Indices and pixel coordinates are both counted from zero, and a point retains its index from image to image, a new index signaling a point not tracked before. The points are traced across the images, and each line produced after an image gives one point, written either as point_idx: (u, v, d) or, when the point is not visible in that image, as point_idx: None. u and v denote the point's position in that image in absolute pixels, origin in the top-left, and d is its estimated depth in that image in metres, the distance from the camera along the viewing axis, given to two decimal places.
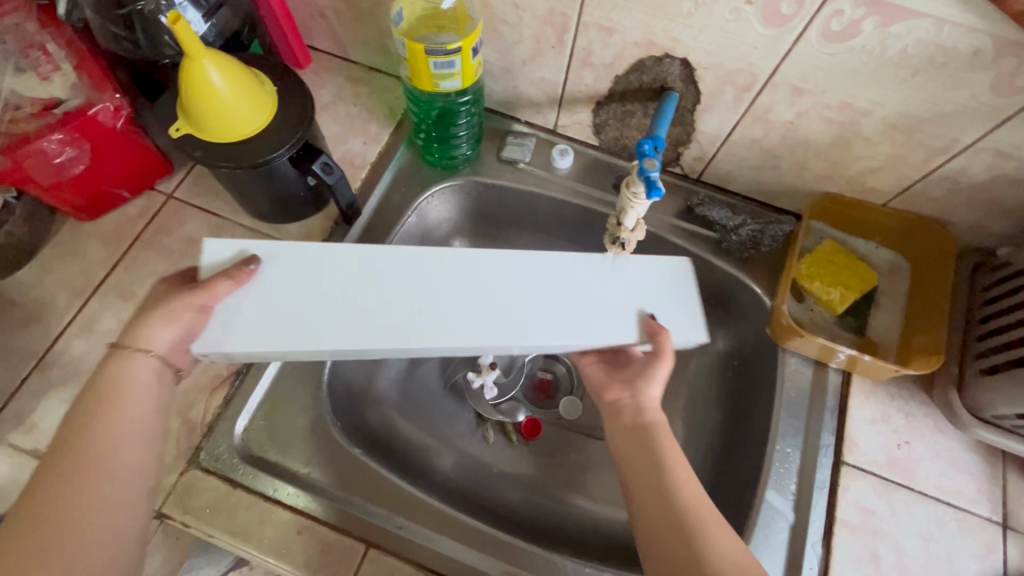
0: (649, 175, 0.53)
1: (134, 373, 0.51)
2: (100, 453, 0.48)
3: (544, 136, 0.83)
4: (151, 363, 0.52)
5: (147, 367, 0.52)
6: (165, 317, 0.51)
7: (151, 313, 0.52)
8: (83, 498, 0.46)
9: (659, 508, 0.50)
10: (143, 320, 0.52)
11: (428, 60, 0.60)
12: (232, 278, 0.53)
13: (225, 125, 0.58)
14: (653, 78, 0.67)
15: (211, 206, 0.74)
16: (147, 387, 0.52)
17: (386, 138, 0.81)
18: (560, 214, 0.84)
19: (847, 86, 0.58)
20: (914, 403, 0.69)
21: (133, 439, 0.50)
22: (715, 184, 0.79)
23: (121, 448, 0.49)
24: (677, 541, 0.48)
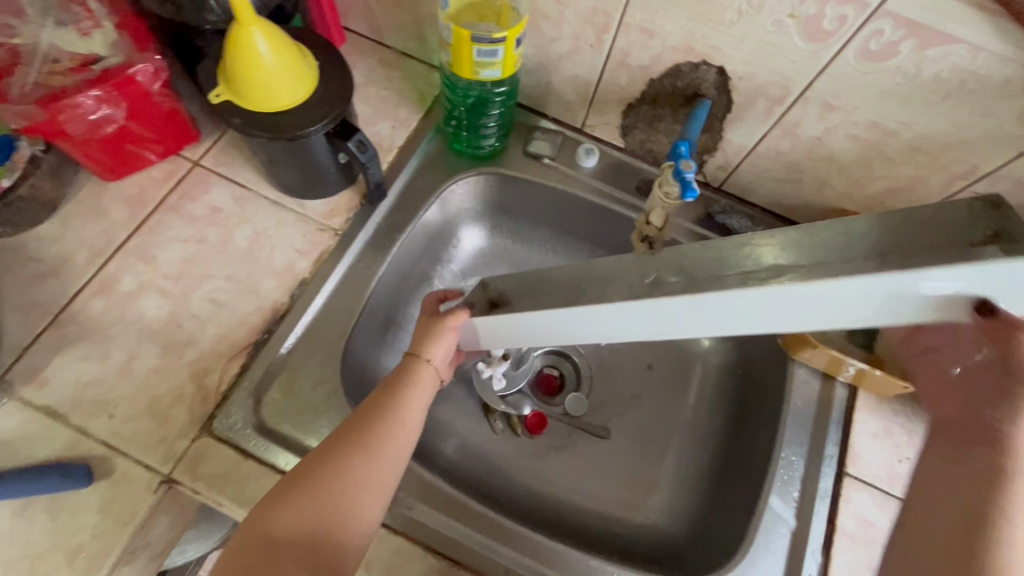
0: (685, 175, 0.54)
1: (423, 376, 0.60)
2: (396, 417, 0.56)
3: (570, 134, 0.85)
4: (432, 371, 0.61)
5: (429, 373, 0.60)
6: (438, 336, 0.60)
7: (430, 332, 0.61)
8: (373, 452, 0.53)
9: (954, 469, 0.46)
10: (427, 333, 0.61)
11: (472, 47, 0.60)
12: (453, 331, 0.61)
13: (268, 95, 0.58)
14: (687, 84, 0.68)
15: (237, 176, 0.74)
16: (427, 387, 0.60)
17: (415, 124, 0.82)
18: (582, 214, 0.85)
19: (878, 105, 0.60)
20: (917, 420, 0.71)
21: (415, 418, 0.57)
22: (735, 194, 0.81)
23: (408, 418, 0.57)
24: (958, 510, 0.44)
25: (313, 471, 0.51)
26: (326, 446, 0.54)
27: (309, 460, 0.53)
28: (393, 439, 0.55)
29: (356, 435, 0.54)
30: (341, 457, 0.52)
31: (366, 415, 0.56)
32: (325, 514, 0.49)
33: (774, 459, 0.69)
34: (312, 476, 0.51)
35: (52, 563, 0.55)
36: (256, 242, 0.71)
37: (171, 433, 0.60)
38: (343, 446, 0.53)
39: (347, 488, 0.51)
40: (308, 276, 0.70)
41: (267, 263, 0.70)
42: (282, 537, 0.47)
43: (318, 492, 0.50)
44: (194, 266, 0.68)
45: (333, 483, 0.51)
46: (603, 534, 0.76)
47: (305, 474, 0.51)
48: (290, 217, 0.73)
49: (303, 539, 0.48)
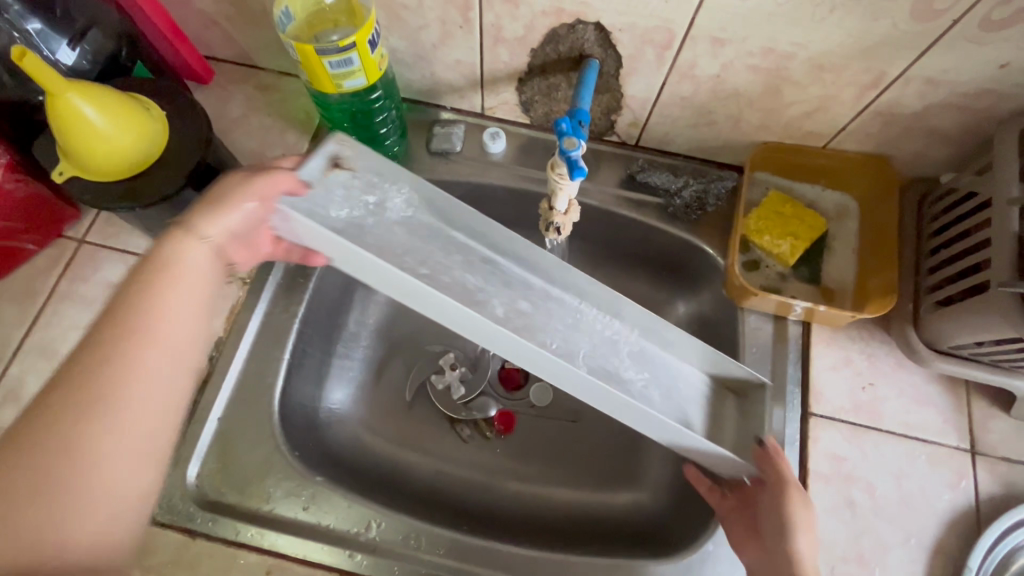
0: (570, 155, 0.50)
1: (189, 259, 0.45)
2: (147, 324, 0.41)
3: (472, 120, 0.80)
4: (204, 249, 0.46)
5: (202, 253, 0.46)
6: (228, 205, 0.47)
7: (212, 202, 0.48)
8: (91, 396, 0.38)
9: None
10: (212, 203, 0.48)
11: (321, 61, 0.55)
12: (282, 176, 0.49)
13: (115, 161, 0.53)
14: (570, 48, 0.63)
15: (127, 244, 0.69)
16: (202, 271, 0.46)
17: (306, 146, 0.77)
18: (506, 200, 0.80)
19: (767, 31, 0.55)
20: (875, 343, 0.69)
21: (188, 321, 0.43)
22: (654, 147, 0.76)
23: (170, 328, 0.42)
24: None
25: (40, 457, 0.37)
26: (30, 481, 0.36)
27: (34, 407, 0.38)
28: (146, 357, 0.41)
29: (81, 365, 0.39)
30: (68, 404, 0.38)
31: (108, 329, 0.41)
32: (74, 518, 0.37)
33: None
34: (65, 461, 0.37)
35: None
36: None
37: None
38: (82, 359, 0.39)
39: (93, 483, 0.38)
40: (223, 335, 0.67)
41: None
42: (75, 540, 0.37)
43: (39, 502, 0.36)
44: None
45: (93, 390, 0.38)
46: (586, 520, 0.75)
47: (67, 412, 0.38)
48: None
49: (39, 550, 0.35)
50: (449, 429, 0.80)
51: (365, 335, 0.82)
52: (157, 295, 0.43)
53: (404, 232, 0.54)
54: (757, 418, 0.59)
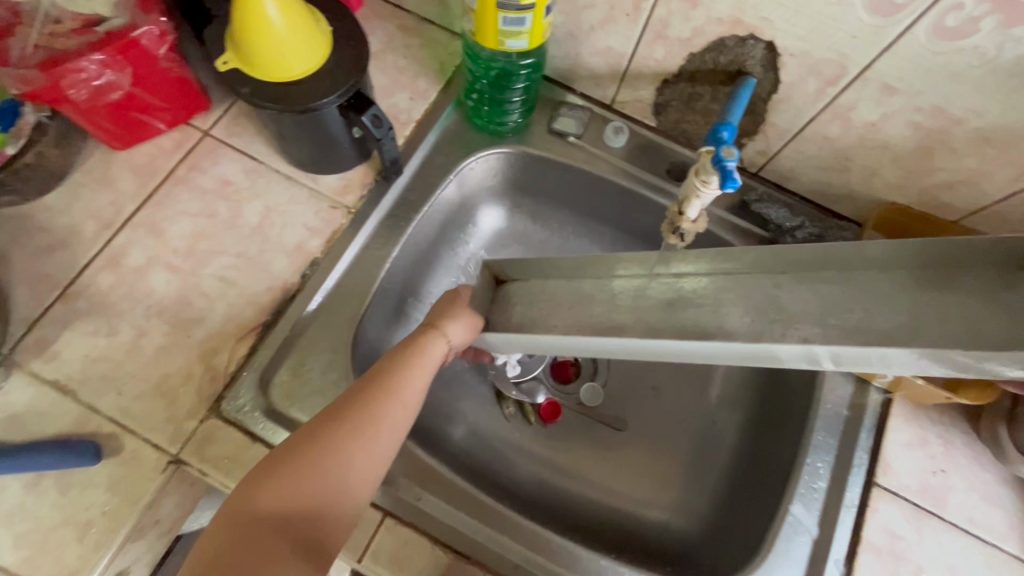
0: (725, 164, 0.50)
1: (431, 352, 0.54)
2: (370, 430, 0.47)
3: (598, 111, 0.79)
4: (442, 349, 0.55)
5: (439, 351, 0.55)
6: (411, 368, 0.52)
7: (403, 345, 0.54)
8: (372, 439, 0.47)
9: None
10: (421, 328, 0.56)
11: (498, 14, 0.55)
12: (436, 331, 0.56)
13: (277, 65, 0.55)
14: (731, 60, 0.62)
15: (247, 147, 0.71)
16: (420, 381, 0.52)
17: (434, 96, 0.77)
18: (607, 195, 0.80)
19: (947, 89, 0.54)
20: (955, 431, 0.67)
21: (381, 453, 0.48)
22: (774, 181, 0.75)
23: (371, 460, 0.47)
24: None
25: (279, 476, 0.44)
26: (257, 470, 0.45)
27: (296, 438, 0.46)
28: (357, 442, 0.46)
29: (318, 459, 0.45)
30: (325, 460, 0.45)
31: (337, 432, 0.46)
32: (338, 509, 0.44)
33: (799, 465, 0.66)
34: (331, 453, 0.45)
35: (62, 538, 0.55)
36: (267, 218, 0.68)
37: (180, 413, 0.59)
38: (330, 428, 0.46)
39: (335, 455, 0.45)
40: (319, 256, 0.68)
41: (277, 241, 0.67)
42: (276, 543, 0.41)
43: (297, 480, 0.44)
44: (204, 241, 0.67)
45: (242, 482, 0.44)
46: (613, 528, 0.74)
47: (313, 463, 0.44)
48: (303, 193, 0.70)
49: (406, 416, 0.50)
50: (500, 407, 0.80)
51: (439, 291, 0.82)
52: (405, 376, 0.51)
53: (572, 295, 0.55)
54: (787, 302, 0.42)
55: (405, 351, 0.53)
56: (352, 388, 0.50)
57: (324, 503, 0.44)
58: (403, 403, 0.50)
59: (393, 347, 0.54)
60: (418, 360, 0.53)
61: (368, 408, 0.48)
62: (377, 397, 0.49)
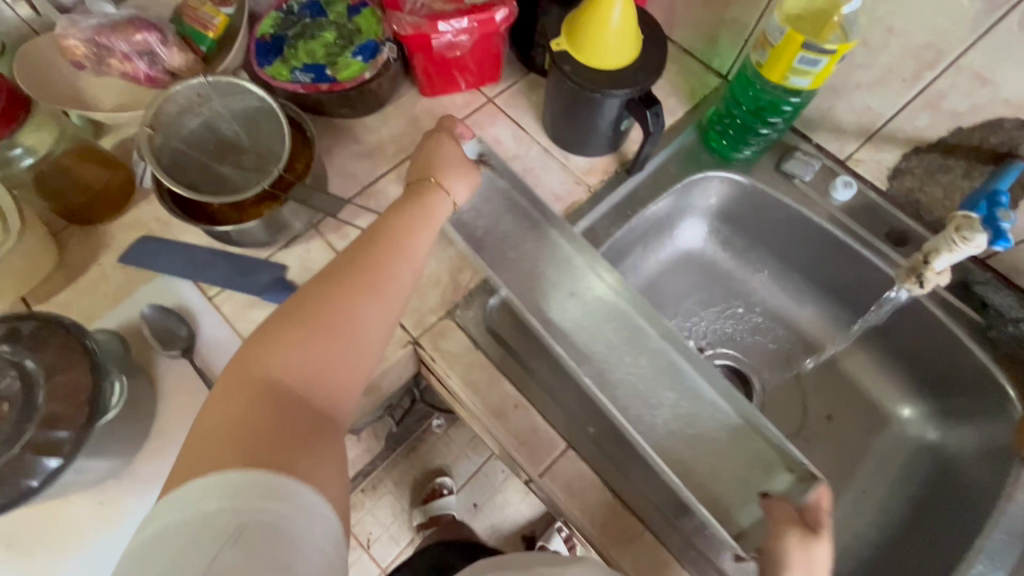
0: (1001, 224, 0.56)
1: (437, 210, 0.60)
2: (363, 283, 0.51)
3: (829, 163, 0.84)
4: (446, 203, 0.61)
5: (445, 205, 0.61)
6: (425, 211, 0.59)
7: (419, 201, 0.59)
8: (361, 314, 0.50)
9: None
10: (450, 172, 0.62)
11: (798, 52, 0.63)
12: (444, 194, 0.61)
13: (600, 53, 0.67)
14: (1003, 141, 0.65)
15: (520, 118, 0.85)
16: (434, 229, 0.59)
17: (680, 115, 0.87)
18: (815, 243, 0.85)
19: None
20: None
21: (371, 330, 0.51)
22: (1002, 271, 0.75)
23: (363, 332, 0.50)
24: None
25: (280, 333, 0.47)
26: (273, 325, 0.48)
27: (294, 301, 0.50)
28: (368, 307, 0.51)
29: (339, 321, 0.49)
30: (333, 336, 0.48)
31: (322, 292, 0.50)
32: (347, 368, 0.48)
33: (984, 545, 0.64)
34: (334, 302, 0.50)
35: None
36: (523, 176, 0.81)
37: (426, 307, 0.71)
38: (339, 284, 0.51)
39: (331, 313, 0.49)
40: None
41: None
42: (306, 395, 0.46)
43: (312, 332, 0.48)
44: None
45: (311, 326, 0.48)
46: None
47: (326, 326, 0.48)
48: (556, 164, 0.82)
49: (402, 282, 0.54)
50: None
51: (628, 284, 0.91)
52: (411, 228, 0.57)
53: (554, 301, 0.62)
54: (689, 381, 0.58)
55: (415, 205, 0.59)
56: (369, 237, 0.56)
57: (348, 363, 0.49)
58: (407, 262, 0.55)
59: (402, 206, 0.59)
60: (425, 219, 0.58)
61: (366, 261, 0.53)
62: (388, 249, 0.55)
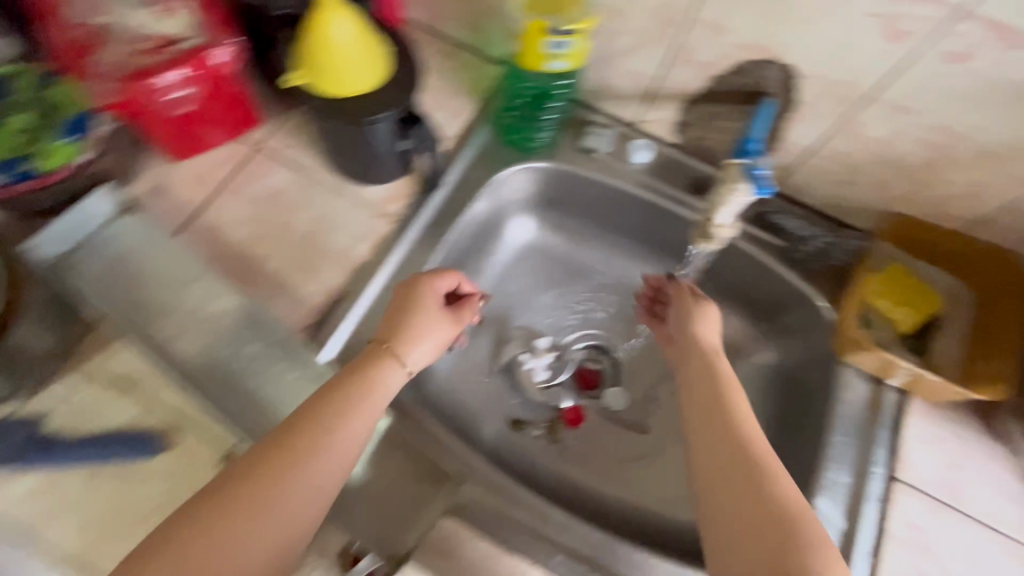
0: (756, 171, 0.55)
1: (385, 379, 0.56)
2: (279, 484, 0.46)
3: (623, 128, 0.84)
4: (400, 373, 0.58)
5: (397, 376, 0.57)
6: (379, 372, 0.56)
7: (370, 361, 0.57)
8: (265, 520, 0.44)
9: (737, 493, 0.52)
10: (406, 326, 0.61)
11: (544, 39, 0.61)
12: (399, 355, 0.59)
13: (342, 80, 0.60)
14: (751, 82, 0.68)
15: (297, 159, 0.75)
16: (382, 400, 0.54)
17: (469, 114, 0.82)
18: (632, 210, 0.86)
19: (955, 109, 0.59)
20: (968, 428, 0.70)
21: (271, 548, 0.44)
22: (788, 194, 0.80)
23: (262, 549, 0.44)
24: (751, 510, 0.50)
25: (193, 529, 0.43)
26: (196, 498, 0.44)
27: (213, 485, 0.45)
28: (270, 514, 0.45)
29: (203, 528, 0.43)
30: (201, 547, 0.42)
31: (224, 496, 0.45)
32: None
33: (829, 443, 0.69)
34: (265, 481, 0.46)
35: (122, 525, 0.57)
36: (315, 224, 0.72)
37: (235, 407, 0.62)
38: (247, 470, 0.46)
39: (259, 497, 0.45)
40: (364, 260, 0.71)
41: (326, 246, 0.71)
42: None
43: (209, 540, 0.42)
44: (256, 246, 0.70)
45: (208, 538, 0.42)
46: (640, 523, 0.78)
47: (212, 536, 0.42)
48: (349, 201, 0.74)
49: (322, 492, 0.47)
50: (532, 408, 0.86)
51: (470, 299, 0.87)
52: (359, 408, 0.52)
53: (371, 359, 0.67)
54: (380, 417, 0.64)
55: (363, 377, 0.55)
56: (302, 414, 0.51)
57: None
58: (335, 455, 0.49)
59: (354, 374, 0.55)
60: (365, 394, 0.54)
61: (311, 431, 0.49)
62: (316, 440, 0.49)
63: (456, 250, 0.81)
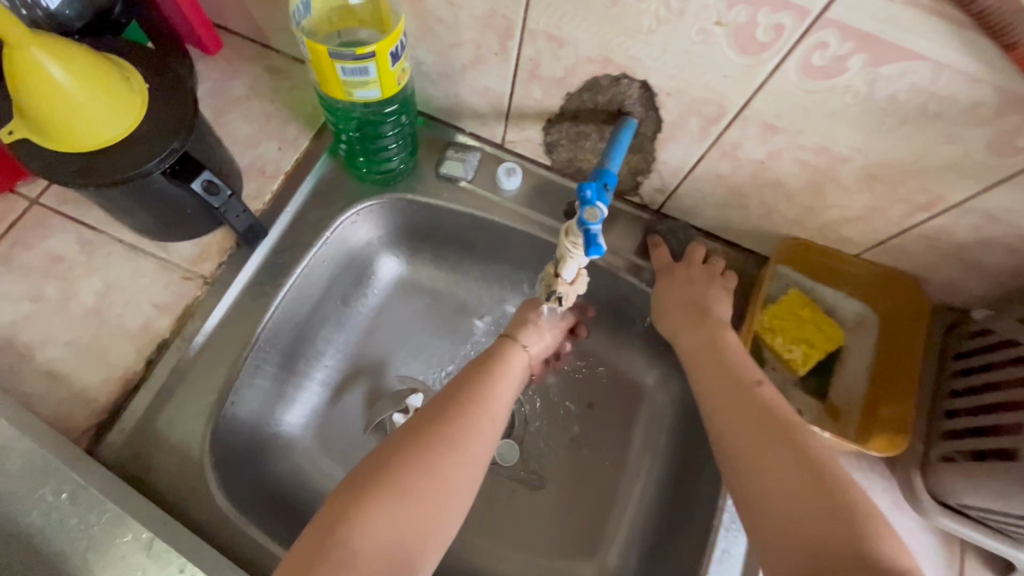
0: (588, 228, 0.45)
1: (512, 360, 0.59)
2: (454, 440, 0.49)
3: (490, 149, 0.74)
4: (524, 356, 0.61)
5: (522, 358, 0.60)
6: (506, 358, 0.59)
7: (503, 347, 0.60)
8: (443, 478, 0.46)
9: (779, 443, 0.48)
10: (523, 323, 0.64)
11: (334, 65, 0.49)
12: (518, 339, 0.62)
13: (76, 131, 0.47)
14: (610, 99, 0.58)
15: (85, 216, 0.62)
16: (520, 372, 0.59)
17: (306, 144, 0.70)
18: (510, 242, 0.75)
19: (827, 128, 0.50)
20: (873, 476, 0.63)
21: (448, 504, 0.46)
22: (676, 217, 0.71)
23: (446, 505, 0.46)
24: (792, 489, 0.45)
25: (373, 496, 0.44)
26: (391, 452, 0.47)
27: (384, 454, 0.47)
28: (452, 467, 0.47)
29: (397, 481, 0.45)
30: (388, 505, 0.43)
31: (395, 462, 0.46)
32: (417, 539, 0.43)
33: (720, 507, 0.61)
34: (434, 454, 0.47)
35: None
36: (104, 296, 0.60)
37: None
38: (409, 440, 0.48)
39: (458, 467, 0.48)
40: (169, 335, 0.60)
41: (118, 323, 0.59)
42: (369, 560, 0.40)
43: (398, 500, 0.44)
44: (27, 329, 0.57)
45: (401, 492, 0.44)
46: None
47: (398, 489, 0.44)
48: (150, 264, 0.62)
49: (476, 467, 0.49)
50: None
51: (333, 355, 0.74)
52: (498, 383, 0.56)
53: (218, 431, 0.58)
54: (164, 549, 0.51)
55: (491, 361, 0.58)
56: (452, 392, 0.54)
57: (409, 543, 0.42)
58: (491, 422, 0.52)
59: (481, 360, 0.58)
60: (502, 372, 0.57)
61: (473, 402, 0.52)
62: (469, 413, 0.52)
63: (299, 304, 0.68)
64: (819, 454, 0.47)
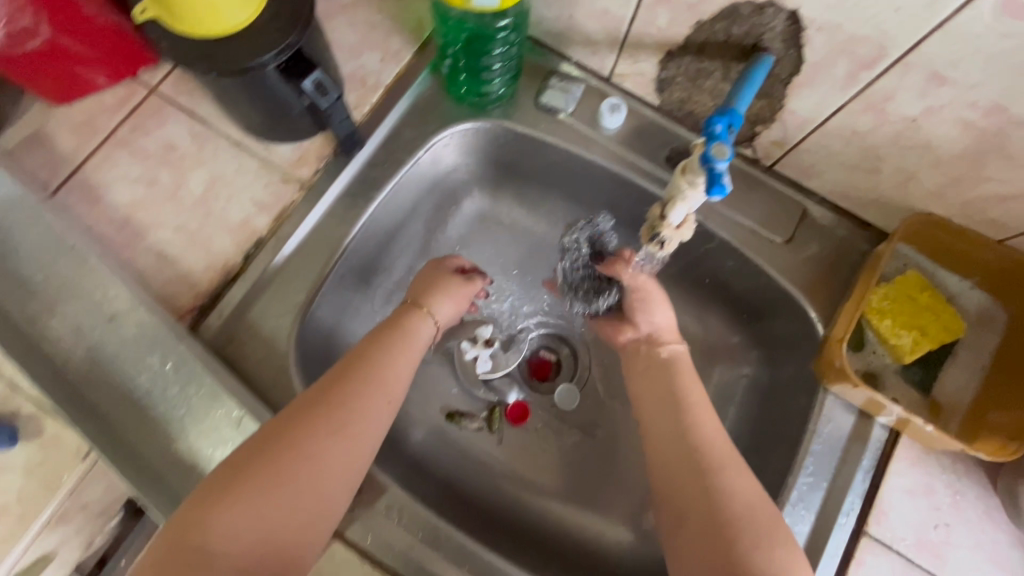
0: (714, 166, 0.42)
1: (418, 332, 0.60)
2: (333, 418, 0.50)
3: (595, 83, 0.69)
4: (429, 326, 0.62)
5: (426, 329, 0.61)
6: (415, 331, 0.60)
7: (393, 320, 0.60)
8: (314, 461, 0.48)
9: (683, 485, 0.53)
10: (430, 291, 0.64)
11: None
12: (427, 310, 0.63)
13: (202, 15, 0.47)
14: (747, 32, 0.52)
15: (197, 109, 0.64)
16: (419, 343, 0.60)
17: (408, 59, 0.68)
18: (601, 185, 0.71)
19: (1011, 82, 0.43)
20: (967, 480, 0.58)
21: (325, 483, 0.48)
22: (790, 177, 0.65)
23: (325, 486, 0.48)
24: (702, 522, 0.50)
25: (246, 478, 0.46)
26: (284, 428, 0.48)
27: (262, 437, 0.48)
28: (329, 447, 0.49)
29: (281, 463, 0.47)
30: (262, 490, 0.45)
31: (279, 438, 0.48)
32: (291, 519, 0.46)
33: (792, 485, 0.58)
34: (305, 434, 0.49)
35: None
36: (211, 189, 0.62)
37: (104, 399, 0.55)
38: (301, 416, 0.49)
39: (338, 447, 0.49)
40: (266, 234, 0.62)
41: (222, 216, 0.61)
42: (233, 554, 0.42)
43: (267, 481, 0.46)
44: (142, 211, 0.61)
45: (279, 471, 0.46)
46: (576, 550, 0.68)
47: (280, 468, 0.46)
48: (254, 162, 0.63)
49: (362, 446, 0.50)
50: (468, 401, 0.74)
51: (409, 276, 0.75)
52: (392, 356, 0.56)
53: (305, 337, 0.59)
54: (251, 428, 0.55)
55: (391, 330, 0.59)
56: (337, 371, 0.54)
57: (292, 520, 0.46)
58: (388, 399, 0.53)
59: (383, 330, 0.59)
60: (404, 344, 0.58)
61: (356, 380, 0.53)
62: (359, 392, 0.53)
63: (384, 220, 0.68)
64: (731, 487, 0.51)
